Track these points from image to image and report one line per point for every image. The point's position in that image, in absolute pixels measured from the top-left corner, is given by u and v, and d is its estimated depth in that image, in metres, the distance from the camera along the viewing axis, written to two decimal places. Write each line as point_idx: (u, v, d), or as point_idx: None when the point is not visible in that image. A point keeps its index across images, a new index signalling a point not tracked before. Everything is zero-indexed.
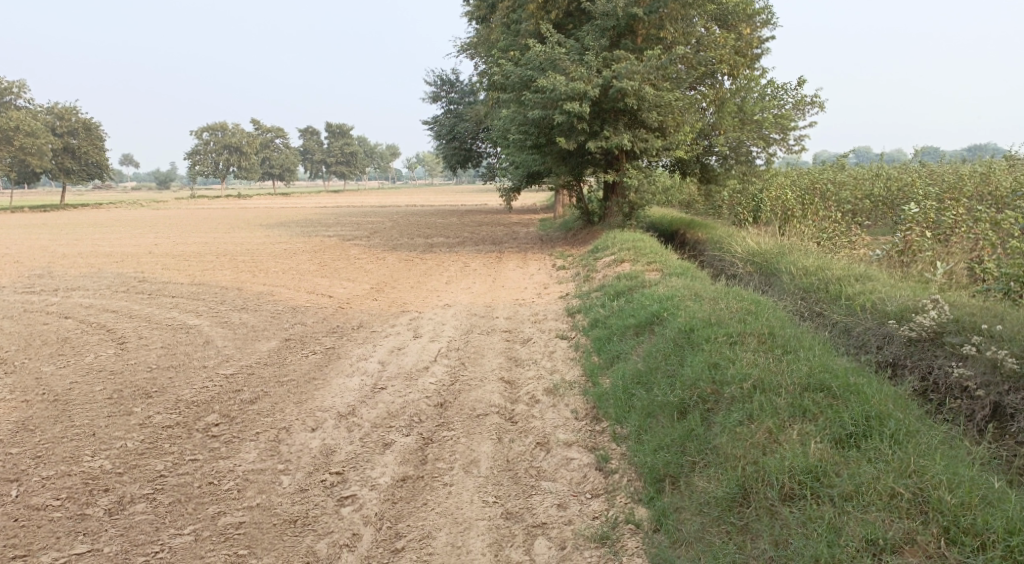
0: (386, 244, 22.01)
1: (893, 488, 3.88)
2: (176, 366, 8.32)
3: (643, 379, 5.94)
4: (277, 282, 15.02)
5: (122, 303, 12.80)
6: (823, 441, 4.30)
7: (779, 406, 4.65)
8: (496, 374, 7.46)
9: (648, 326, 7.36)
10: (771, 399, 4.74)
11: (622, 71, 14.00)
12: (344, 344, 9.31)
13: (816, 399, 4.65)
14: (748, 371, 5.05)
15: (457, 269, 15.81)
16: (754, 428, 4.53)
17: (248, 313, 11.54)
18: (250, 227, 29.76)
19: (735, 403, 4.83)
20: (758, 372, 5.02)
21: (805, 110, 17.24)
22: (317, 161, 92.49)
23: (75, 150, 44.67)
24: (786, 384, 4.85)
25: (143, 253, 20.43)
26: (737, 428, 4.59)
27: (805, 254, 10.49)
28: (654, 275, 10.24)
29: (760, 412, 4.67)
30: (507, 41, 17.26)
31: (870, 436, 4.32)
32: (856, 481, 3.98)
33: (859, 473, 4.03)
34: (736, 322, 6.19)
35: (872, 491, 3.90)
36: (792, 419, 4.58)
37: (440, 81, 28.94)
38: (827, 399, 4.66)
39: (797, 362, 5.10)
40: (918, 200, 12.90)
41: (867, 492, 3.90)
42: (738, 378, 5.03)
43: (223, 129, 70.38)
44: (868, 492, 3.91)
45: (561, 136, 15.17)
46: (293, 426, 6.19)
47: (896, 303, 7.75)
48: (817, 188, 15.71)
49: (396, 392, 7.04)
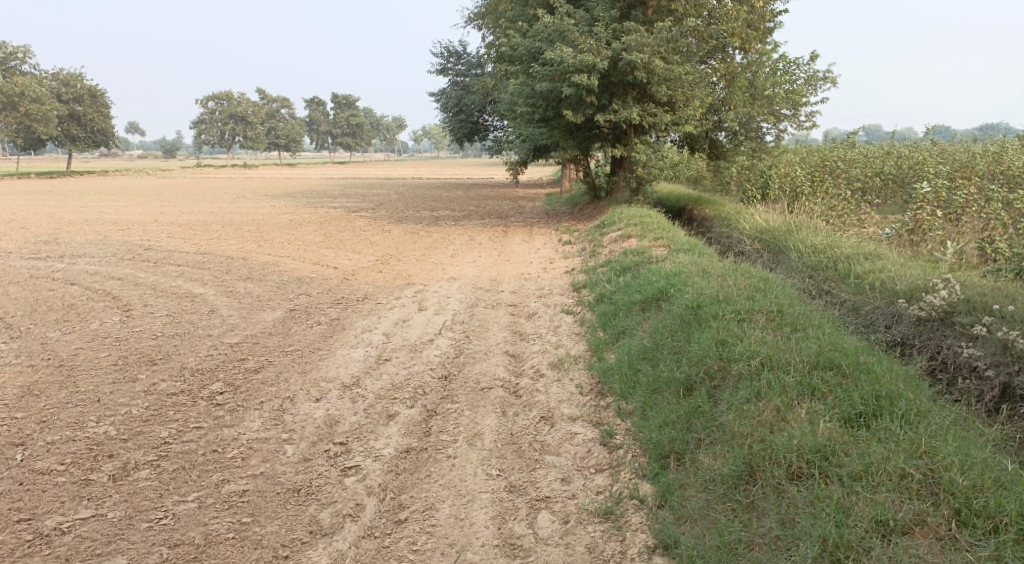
0: (392, 216, 21.93)
1: (903, 469, 3.85)
2: (181, 334, 8.32)
3: (649, 355, 5.90)
4: (283, 252, 15.01)
5: (127, 270, 12.81)
6: (832, 421, 4.26)
7: (787, 384, 4.61)
8: (501, 347, 7.44)
9: (655, 302, 7.31)
10: (779, 377, 4.70)
11: (633, 43, 13.79)
12: (349, 315, 9.29)
13: (825, 378, 4.61)
14: (756, 349, 5.01)
15: (462, 242, 15.77)
16: (762, 406, 4.49)
17: (253, 283, 11.54)
18: (255, 198, 29.67)
19: (742, 380, 4.79)
20: (767, 350, 4.98)
21: (817, 86, 17.01)
22: (322, 132, 92.06)
23: (80, 117, 44.49)
24: (795, 363, 4.81)
25: (148, 221, 20.42)
26: (744, 406, 4.55)
27: (813, 232, 10.40)
28: (661, 251, 10.16)
29: (767, 390, 4.63)
30: (516, 12, 17.03)
31: (881, 416, 4.28)
32: (866, 461, 3.94)
33: (868, 453, 3.99)
34: (744, 299, 6.14)
35: (882, 472, 3.87)
36: (800, 398, 4.54)
37: (447, 52, 28.64)
38: (837, 378, 4.62)
39: (806, 340, 5.05)
40: (930, 179, 12.79)
41: (877, 473, 3.87)
42: (746, 356, 4.99)
43: (229, 98, 70.05)
44: (878, 472, 3.87)
45: (570, 109, 15.02)
46: (297, 396, 6.18)
47: (906, 282, 7.68)
48: (827, 165, 15.56)
49: (400, 364, 7.04)
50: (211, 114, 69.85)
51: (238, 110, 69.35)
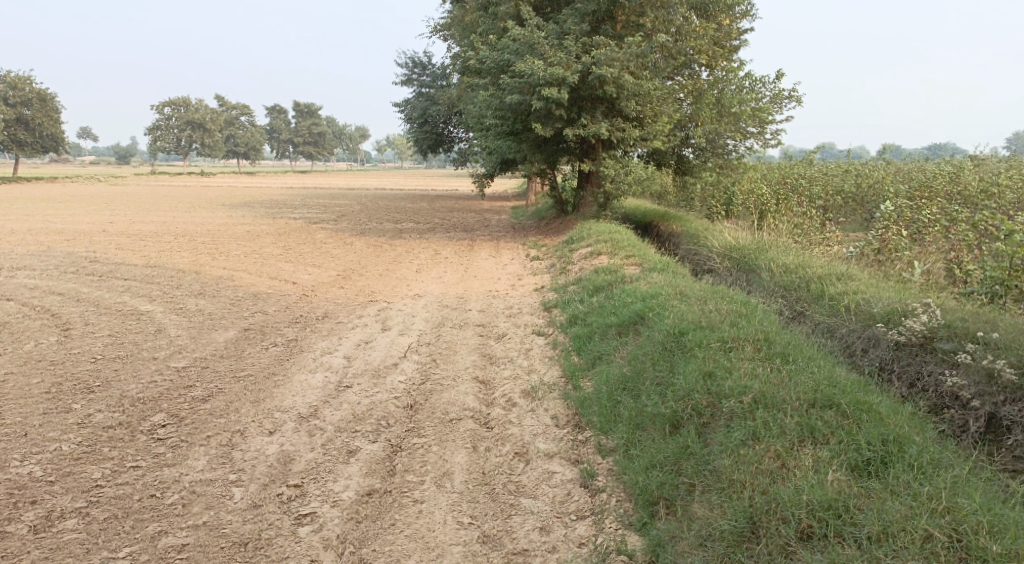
0: (354, 228, 21.37)
1: (927, 530, 3.55)
2: (123, 358, 7.75)
3: (629, 386, 5.56)
4: (239, 265, 14.42)
5: (70, 284, 12.13)
6: (840, 471, 3.97)
7: (787, 427, 4.31)
8: (470, 373, 7.01)
9: (631, 327, 6.99)
10: (776, 418, 4.40)
11: (602, 57, 13.58)
12: (308, 335, 8.79)
13: (828, 419, 4.33)
14: (748, 384, 4.71)
15: (427, 256, 15.36)
16: (760, 450, 4.19)
17: (205, 299, 10.97)
18: (212, 207, 28.80)
19: (735, 420, 4.49)
20: (759, 386, 4.68)
21: (783, 103, 16.97)
22: (282, 141, 90.62)
23: (28, 121, 42.91)
24: (791, 401, 4.52)
25: (96, 231, 19.59)
26: (740, 449, 4.24)
27: (783, 250, 10.22)
28: (634, 270, 9.87)
29: (764, 432, 4.33)
30: (485, 25, 16.61)
31: (891, 465, 4.01)
32: (884, 520, 3.64)
33: (885, 510, 3.70)
34: (727, 325, 5.84)
35: (903, 533, 3.57)
36: (799, 440, 4.26)
37: (411, 63, 28.21)
38: (838, 419, 4.34)
39: (801, 375, 4.77)
40: (892, 198, 12.77)
41: (898, 535, 3.57)
42: (738, 392, 4.69)
43: (186, 104, 68.61)
44: (899, 534, 3.57)
45: (538, 122, 14.69)
46: (248, 429, 5.69)
47: (883, 305, 7.45)
48: (790, 182, 15.50)
49: (362, 391, 6.57)
50: (167, 120, 68.25)
51: (195, 117, 67.84)
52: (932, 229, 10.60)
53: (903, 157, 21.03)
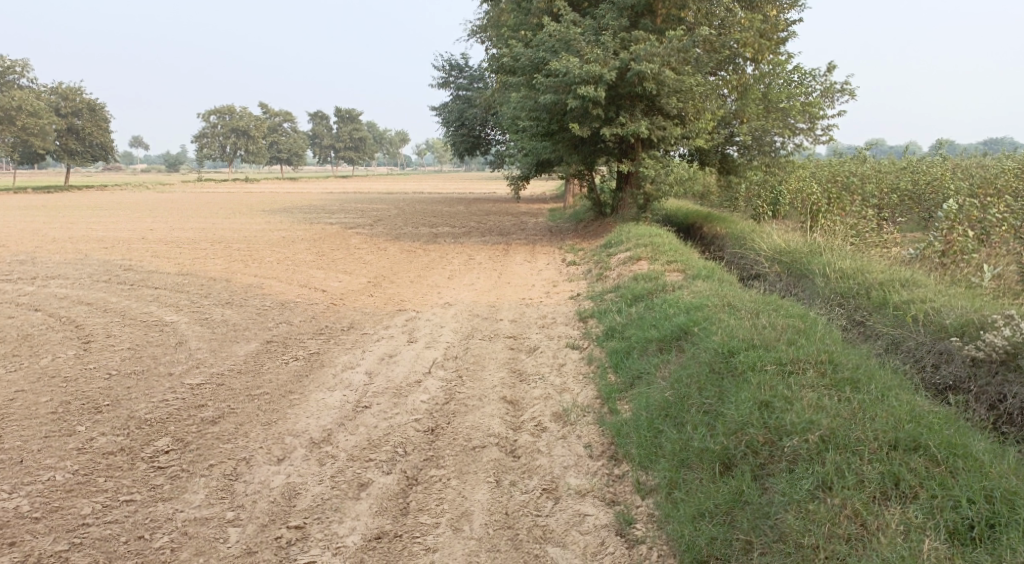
0: (389, 232, 21.05)
1: None
2: (137, 374, 7.40)
3: (671, 412, 4.98)
4: (269, 272, 14.13)
5: (99, 294, 11.96)
6: (936, 538, 3.48)
7: (866, 476, 3.81)
8: (497, 392, 6.48)
9: (674, 342, 6.37)
10: (851, 464, 3.90)
11: (642, 53, 12.94)
12: (330, 348, 8.35)
13: (916, 467, 3.81)
14: (814, 419, 4.17)
15: (461, 262, 14.91)
16: (834, 506, 3.71)
17: (231, 309, 10.65)
18: (252, 213, 28.79)
19: (801, 464, 3.97)
20: (827, 421, 4.14)
21: (834, 98, 16.09)
22: (325, 146, 91.42)
23: (79, 131, 43.73)
24: (867, 442, 3.99)
25: (136, 239, 19.63)
26: (807, 504, 3.76)
27: (838, 254, 9.48)
28: (676, 276, 9.23)
29: (838, 480, 3.84)
30: (518, 20, 16.11)
31: (1000, 530, 3.50)
32: None
33: None
34: (784, 344, 5.21)
35: None
36: (880, 493, 3.77)
37: (449, 65, 27.84)
38: (928, 466, 3.82)
39: (877, 410, 4.22)
40: (952, 195, 11.89)
41: None
42: (802, 429, 4.15)
43: (231, 112, 69.59)
44: None
45: (575, 121, 14.13)
46: (254, 456, 5.25)
47: (955, 315, 6.71)
48: (841, 179, 14.65)
49: (380, 413, 6.08)
50: (213, 128, 69.27)
51: (240, 124, 68.72)
52: (1000, 229, 9.69)
53: (960, 152, 19.83)
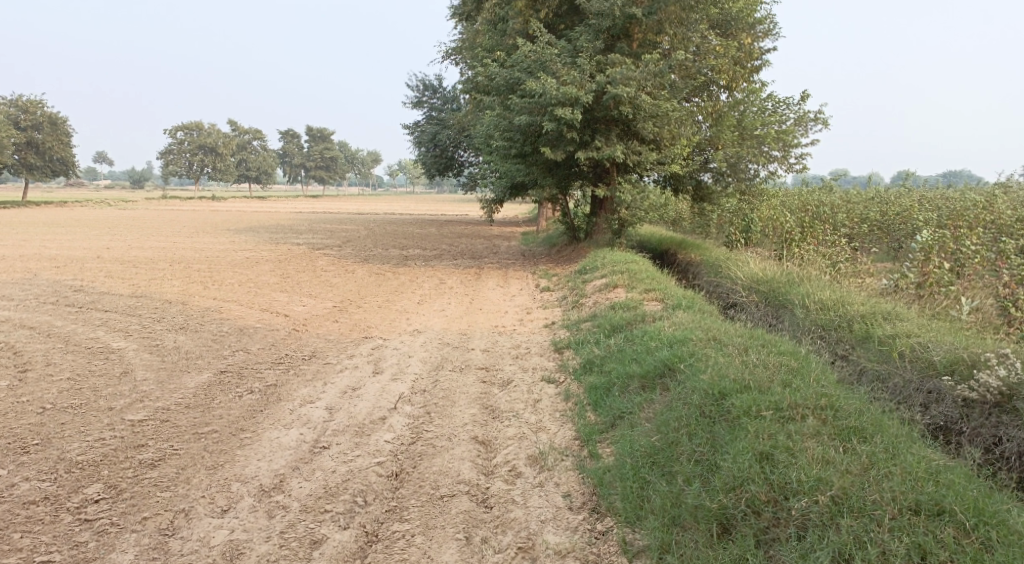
0: (357, 254, 20.47)
1: None
2: (74, 408, 6.79)
3: (659, 461, 4.67)
4: (230, 295, 13.50)
5: (44, 317, 11.24)
6: None
7: (891, 548, 3.65)
8: (468, 431, 5.98)
9: (657, 379, 5.97)
10: (869, 530, 3.75)
11: (618, 76, 12.68)
12: (289, 380, 7.79)
13: (944, 538, 3.66)
14: (823, 477, 4.01)
15: (431, 286, 14.43)
16: None
17: (185, 335, 10.03)
18: (216, 232, 27.99)
19: (813, 532, 3.82)
20: (838, 480, 3.99)
21: (808, 126, 15.99)
22: (295, 165, 90.39)
23: (39, 145, 42.41)
24: (884, 506, 3.84)
25: (91, 258, 18.78)
26: None
27: (817, 284, 9.17)
28: (655, 306, 8.87)
29: (857, 552, 3.70)
30: (492, 41, 15.82)
31: None
32: None
33: None
34: (778, 386, 4.94)
35: None
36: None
37: (421, 85, 27.53)
38: (957, 537, 3.68)
39: (890, 466, 4.09)
40: (923, 225, 11.72)
41: None
42: (810, 488, 3.99)
43: (199, 128, 68.40)
44: None
45: (549, 145, 13.79)
46: (195, 507, 4.74)
47: (944, 351, 6.38)
48: (813, 206, 14.48)
49: (340, 455, 5.56)
50: (179, 144, 67.99)
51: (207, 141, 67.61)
52: (974, 261, 9.48)
53: (923, 183, 19.84)
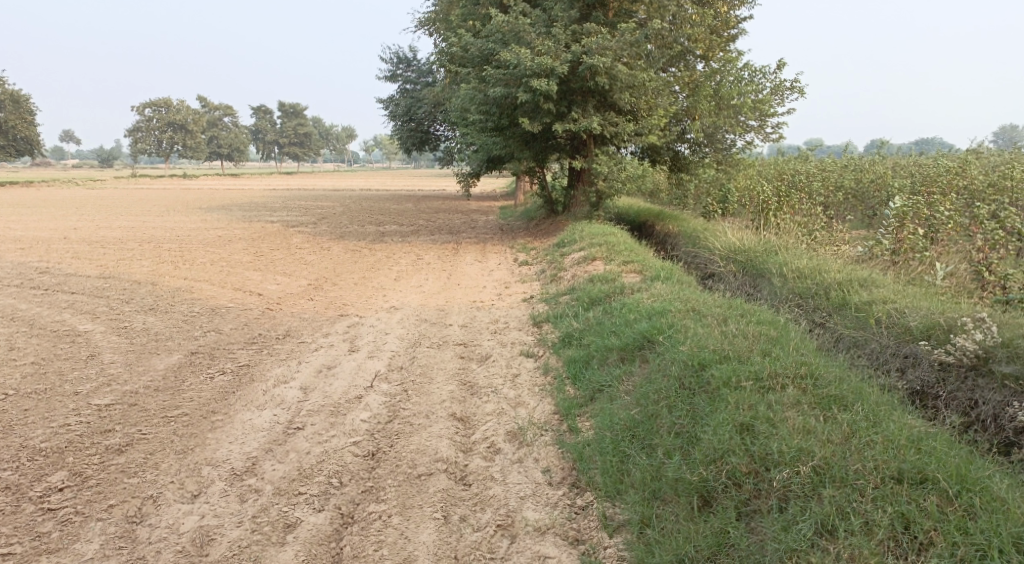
0: (333, 231, 20.20)
1: None
2: (39, 394, 6.59)
3: (638, 434, 4.62)
4: (202, 275, 13.24)
5: (9, 300, 10.93)
6: None
7: (874, 518, 3.61)
8: (446, 408, 5.87)
9: (637, 352, 5.89)
10: (852, 501, 3.71)
11: (593, 45, 12.48)
12: (263, 360, 7.63)
13: (927, 506, 3.62)
14: (804, 447, 3.99)
15: (408, 262, 14.25)
16: (838, 555, 3.51)
17: (155, 316, 9.80)
18: (188, 211, 27.50)
19: (795, 503, 3.78)
20: (819, 450, 3.96)
21: (784, 95, 15.91)
22: (268, 141, 89.02)
23: (2, 124, 41.30)
24: (867, 475, 3.81)
25: (58, 238, 18.36)
26: (807, 553, 3.55)
27: (795, 253, 9.13)
28: (633, 278, 8.78)
29: (840, 523, 3.64)
30: (466, 11, 15.53)
31: None
32: None
33: None
34: (758, 356, 4.91)
35: None
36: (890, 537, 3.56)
37: (395, 58, 27.05)
38: (941, 506, 3.64)
39: (871, 435, 4.07)
40: (898, 192, 11.71)
41: None
42: (792, 458, 3.96)
43: (168, 105, 67.00)
44: None
45: (525, 116, 13.60)
46: (164, 493, 4.60)
47: (921, 317, 6.35)
48: (789, 175, 14.44)
49: (315, 436, 5.44)
50: (148, 122, 66.59)
51: (177, 118, 66.30)
52: (948, 227, 9.49)
53: (895, 151, 19.88)
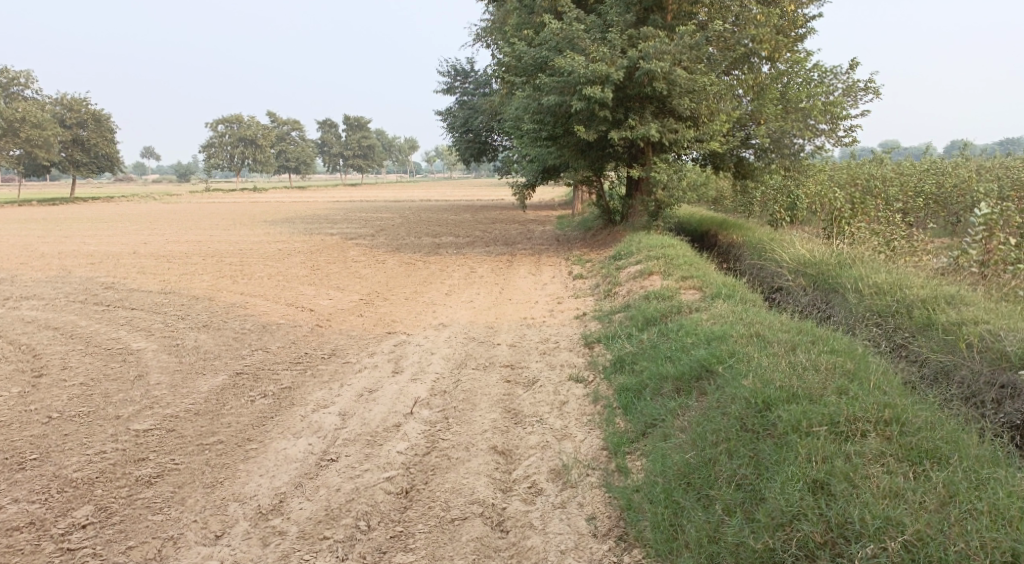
0: (389, 243, 20.11)
1: None
2: (81, 417, 6.51)
3: (694, 482, 4.21)
4: (257, 290, 13.25)
5: (70, 316, 11.09)
6: None
7: None
8: (487, 439, 5.49)
9: (693, 382, 5.41)
10: None
11: (651, 50, 11.98)
12: (305, 382, 7.40)
13: None
14: (892, 516, 3.55)
15: (462, 275, 13.98)
16: None
17: (206, 333, 9.75)
18: (253, 224, 27.98)
19: None
20: (911, 521, 3.52)
21: (857, 97, 15.03)
22: (333, 154, 90.79)
23: (84, 142, 43.07)
24: (972, 558, 3.36)
25: (127, 253, 18.78)
26: None
27: (870, 266, 8.42)
28: (693, 295, 8.25)
29: None
30: (520, 20, 15.24)
31: None
32: None
33: None
34: (833, 395, 4.44)
35: None
36: None
37: (453, 70, 27.00)
38: None
39: (977, 503, 3.61)
40: (983, 197, 10.81)
41: None
42: (877, 530, 3.53)
43: (239, 121, 69.05)
44: None
45: (581, 125, 13.18)
46: (185, 534, 4.43)
47: (1018, 341, 5.66)
48: (862, 181, 13.61)
49: (348, 469, 5.15)
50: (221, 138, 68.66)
51: (247, 133, 68.19)
52: None
53: (979, 152, 18.55)
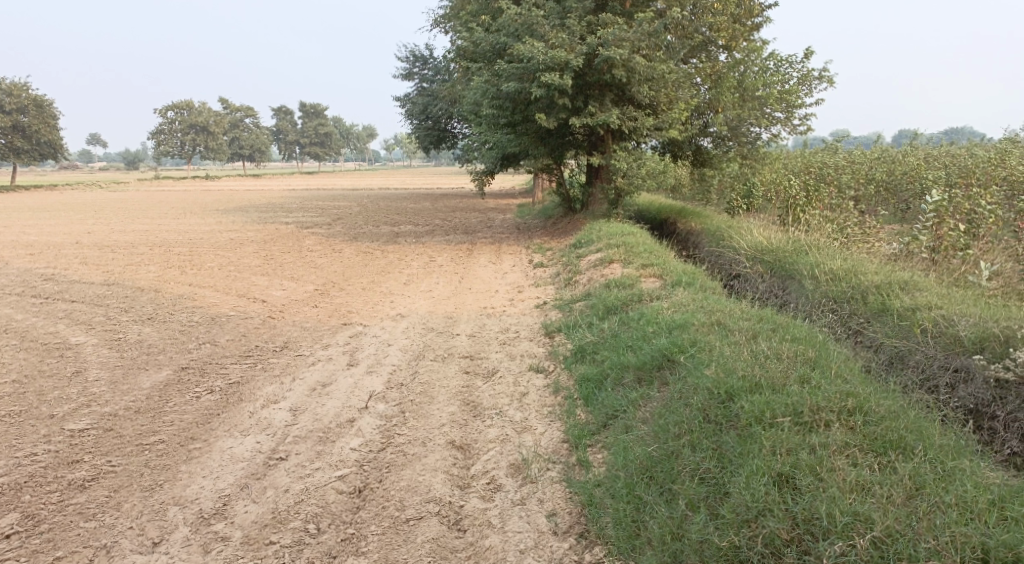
0: (346, 232, 19.70)
1: None
2: (12, 417, 6.13)
3: (657, 476, 4.10)
4: (207, 281, 12.79)
5: (6, 310, 10.54)
6: None
7: None
8: (444, 434, 5.29)
9: (655, 372, 5.29)
10: None
11: (610, 37, 11.84)
12: (254, 377, 7.10)
13: None
14: (860, 512, 3.47)
15: (420, 264, 13.72)
16: None
17: (151, 326, 9.34)
18: (205, 213, 27.21)
19: None
20: (879, 517, 3.44)
21: (811, 85, 15.12)
22: (289, 141, 89.11)
23: (25, 128, 41.39)
24: (941, 554, 3.29)
25: (70, 243, 18.04)
26: None
27: (827, 252, 8.43)
28: (653, 283, 8.15)
29: None
30: (477, 5, 14.95)
31: None
32: None
33: None
34: (796, 384, 4.35)
35: None
36: None
37: (410, 56, 26.53)
38: None
39: (944, 497, 3.54)
40: (934, 184, 10.93)
41: None
42: (844, 527, 3.45)
43: (190, 107, 67.24)
44: None
45: (540, 112, 13.00)
46: (120, 543, 4.17)
47: (972, 325, 5.66)
48: (816, 168, 13.70)
49: (298, 468, 4.92)
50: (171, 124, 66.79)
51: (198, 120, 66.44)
52: (989, 222, 8.72)
53: (928, 141, 18.83)
